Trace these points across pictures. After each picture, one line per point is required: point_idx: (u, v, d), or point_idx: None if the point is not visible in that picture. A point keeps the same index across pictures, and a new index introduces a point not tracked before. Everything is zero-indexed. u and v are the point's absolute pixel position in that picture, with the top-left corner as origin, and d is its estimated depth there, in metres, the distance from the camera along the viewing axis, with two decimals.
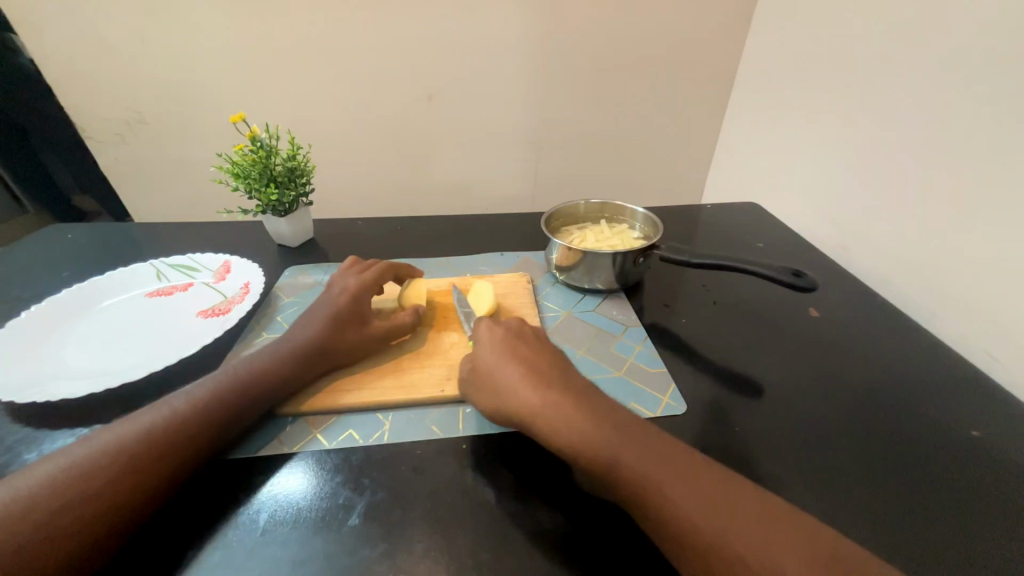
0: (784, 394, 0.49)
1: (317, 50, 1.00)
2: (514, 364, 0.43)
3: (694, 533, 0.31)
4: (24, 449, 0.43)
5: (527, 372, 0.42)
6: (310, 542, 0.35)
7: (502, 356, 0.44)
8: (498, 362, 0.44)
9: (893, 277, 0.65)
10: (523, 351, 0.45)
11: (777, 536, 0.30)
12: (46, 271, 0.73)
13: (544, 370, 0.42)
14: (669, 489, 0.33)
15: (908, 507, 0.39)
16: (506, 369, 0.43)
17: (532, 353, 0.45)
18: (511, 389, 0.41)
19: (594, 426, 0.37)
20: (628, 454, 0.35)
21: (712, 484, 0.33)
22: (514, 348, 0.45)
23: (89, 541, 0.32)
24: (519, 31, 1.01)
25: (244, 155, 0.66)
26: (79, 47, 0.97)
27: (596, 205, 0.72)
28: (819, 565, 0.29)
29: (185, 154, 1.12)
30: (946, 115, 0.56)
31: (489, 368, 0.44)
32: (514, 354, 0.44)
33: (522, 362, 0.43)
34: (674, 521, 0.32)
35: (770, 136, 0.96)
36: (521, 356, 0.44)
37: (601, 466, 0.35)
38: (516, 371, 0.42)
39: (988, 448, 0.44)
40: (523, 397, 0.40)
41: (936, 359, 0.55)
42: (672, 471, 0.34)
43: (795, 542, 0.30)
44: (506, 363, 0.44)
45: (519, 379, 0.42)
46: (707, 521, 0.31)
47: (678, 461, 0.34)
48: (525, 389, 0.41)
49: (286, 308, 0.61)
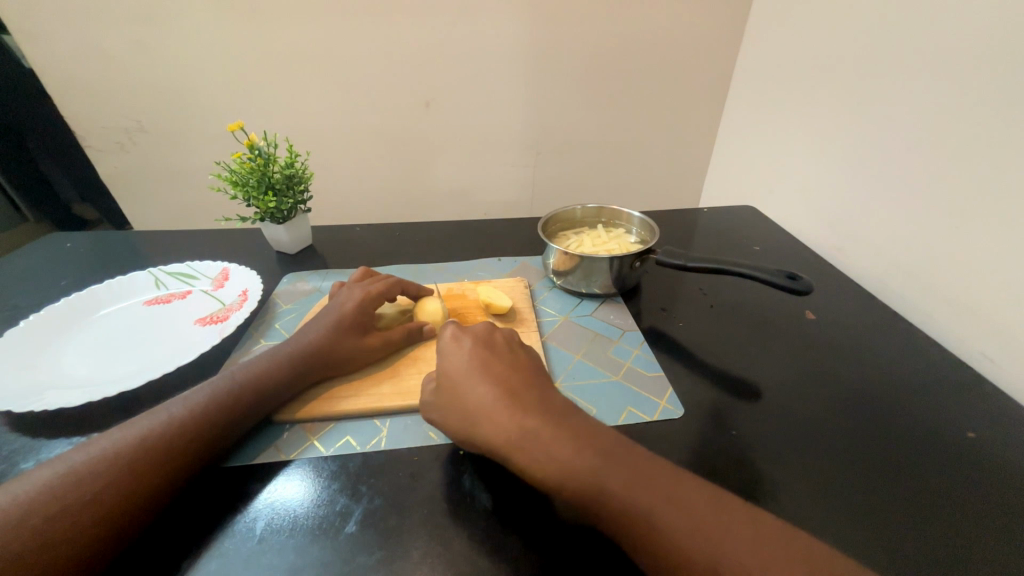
0: (782, 397, 0.49)
1: (316, 56, 1.00)
2: (487, 380, 0.41)
3: (689, 550, 0.30)
4: (20, 459, 0.42)
5: (500, 389, 0.40)
6: (306, 550, 0.35)
7: (472, 372, 0.42)
8: (469, 379, 0.42)
9: (887, 277, 0.66)
10: (495, 365, 0.43)
11: (773, 549, 0.30)
12: (46, 279, 0.73)
13: (519, 389, 0.40)
14: (658, 508, 0.32)
15: (905, 512, 0.38)
16: (476, 390, 0.41)
17: (505, 366, 0.43)
18: (483, 411, 0.39)
19: (576, 447, 0.35)
20: (616, 479, 0.33)
21: (707, 500, 0.33)
22: (483, 362, 0.43)
23: (89, 547, 0.32)
24: (516, 38, 1.02)
25: (242, 163, 0.66)
26: (80, 57, 0.97)
27: (593, 210, 0.73)
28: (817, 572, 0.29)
29: (184, 163, 1.13)
30: (942, 114, 0.57)
31: (457, 387, 0.42)
32: (486, 368, 0.42)
33: (494, 378, 0.41)
34: (668, 536, 0.31)
35: (766, 140, 0.97)
36: (494, 371, 0.42)
37: (587, 492, 0.33)
38: (489, 390, 0.40)
39: (984, 449, 0.44)
40: (497, 421, 0.38)
41: (933, 361, 0.55)
42: (666, 484, 0.33)
43: (789, 552, 0.30)
44: (477, 381, 0.41)
45: (491, 398, 0.40)
46: (702, 537, 0.31)
47: (672, 476, 0.34)
48: (497, 412, 0.39)
49: (284, 315, 0.61)
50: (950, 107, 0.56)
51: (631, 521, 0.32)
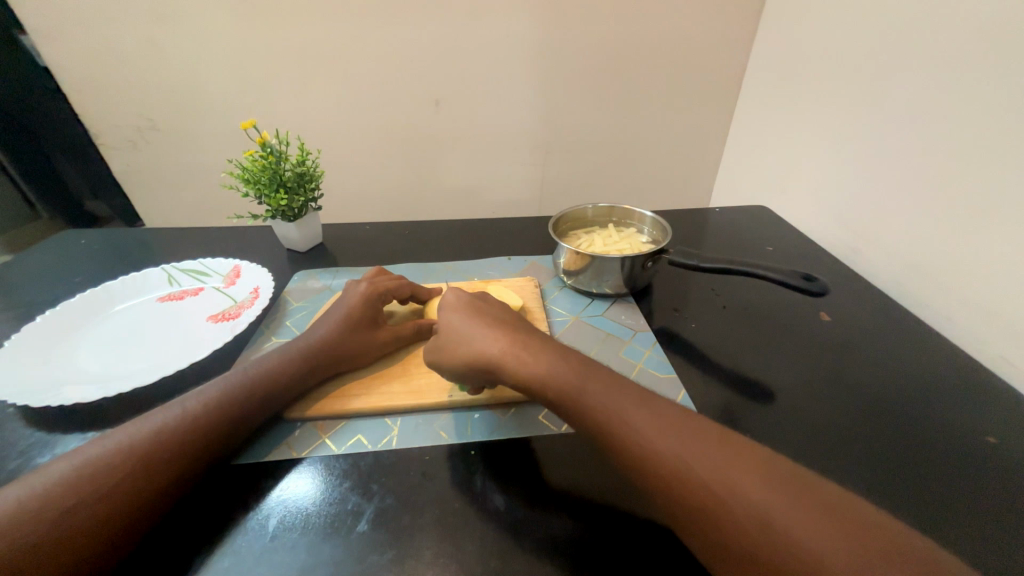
0: (796, 397, 0.49)
1: (324, 55, 1.00)
2: (479, 316, 0.46)
3: (679, 471, 0.32)
4: (35, 453, 0.43)
5: (492, 322, 0.45)
6: (319, 548, 0.35)
7: (465, 311, 0.47)
8: (463, 316, 0.47)
9: (904, 279, 0.64)
10: (485, 308, 0.48)
11: (737, 453, 0.32)
12: (60, 276, 0.74)
13: (507, 323, 0.46)
14: (645, 433, 0.34)
15: (925, 516, 0.38)
16: (470, 322, 0.46)
17: (494, 310, 0.48)
18: (475, 337, 0.44)
19: (566, 369, 0.39)
20: (593, 387, 0.38)
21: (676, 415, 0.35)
22: (474, 304, 0.48)
23: (103, 539, 0.32)
24: (522, 36, 1.01)
25: (254, 160, 0.66)
26: (94, 56, 0.98)
27: (604, 209, 0.72)
28: (788, 484, 0.30)
29: (195, 161, 1.14)
30: (958, 113, 0.56)
31: (455, 326, 0.46)
32: (477, 309, 0.48)
33: (485, 315, 0.47)
34: (637, 442, 0.34)
35: (778, 138, 0.96)
36: (485, 311, 0.47)
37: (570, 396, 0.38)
38: (480, 322, 0.45)
39: (1005, 454, 0.43)
40: (489, 343, 0.43)
41: (954, 364, 0.53)
42: (636, 400, 0.36)
43: (767, 476, 0.31)
44: (470, 317, 0.46)
45: (484, 328, 0.44)
46: (665, 441, 0.33)
47: (644, 396, 0.37)
48: (490, 336, 0.44)
49: (295, 312, 0.61)
50: (963, 105, 0.55)
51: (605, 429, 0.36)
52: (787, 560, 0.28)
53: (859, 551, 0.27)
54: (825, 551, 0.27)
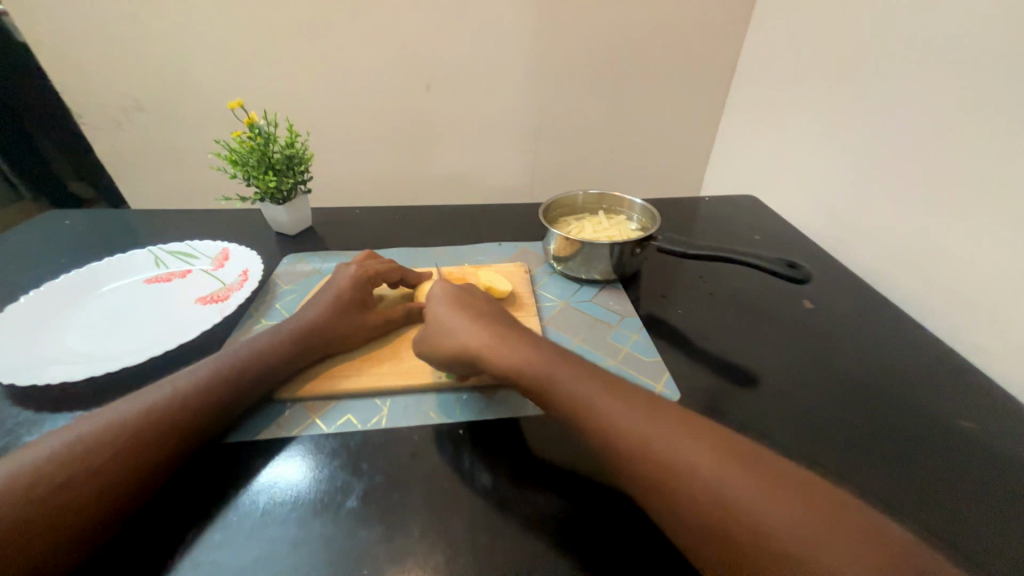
0: (776, 382, 0.50)
1: (313, 35, 0.98)
2: (463, 309, 0.47)
3: (653, 456, 0.33)
4: (23, 431, 0.43)
5: (475, 315, 0.46)
6: (309, 524, 0.36)
7: (450, 304, 0.48)
8: (447, 310, 0.48)
9: (885, 268, 0.66)
10: (470, 301, 0.49)
11: (700, 435, 0.34)
12: (44, 258, 0.72)
13: (489, 316, 0.47)
14: (620, 420, 0.35)
15: (893, 493, 0.39)
16: (454, 316, 0.47)
17: (478, 302, 0.49)
18: (459, 331, 0.45)
19: (543, 359, 0.40)
20: (566, 376, 0.39)
21: (644, 402, 0.37)
22: (459, 298, 0.49)
23: (94, 515, 0.33)
24: (516, 20, 1.00)
25: (242, 142, 0.65)
26: (74, 32, 0.95)
27: (594, 196, 0.72)
28: (749, 465, 0.32)
29: (182, 142, 1.12)
30: (943, 106, 0.57)
31: (441, 318, 0.47)
32: (461, 302, 0.48)
33: (469, 308, 0.48)
34: (607, 428, 0.35)
35: (769, 128, 0.96)
36: (469, 304, 0.48)
37: (545, 388, 0.39)
38: (464, 316, 0.46)
39: (971, 436, 0.45)
40: (472, 336, 0.44)
41: (928, 351, 0.55)
42: (605, 388, 0.38)
43: (730, 457, 0.32)
44: (454, 311, 0.47)
45: (467, 322, 0.45)
46: (633, 427, 0.35)
47: (614, 384, 0.38)
48: (472, 329, 0.45)
49: (284, 295, 0.61)
50: (948, 98, 0.56)
51: (577, 417, 0.37)
52: (748, 533, 0.29)
53: (814, 523, 0.29)
54: (783, 524, 0.29)
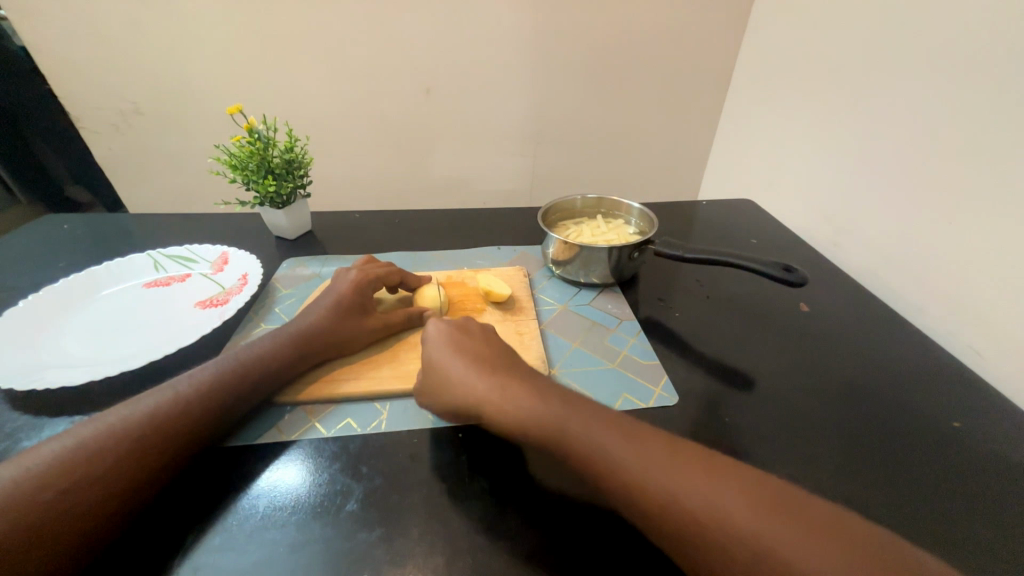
0: (773, 385, 0.51)
1: (313, 40, 0.99)
2: (460, 354, 0.45)
3: (680, 509, 0.32)
4: (22, 436, 0.43)
5: (473, 361, 0.44)
6: (308, 527, 0.36)
7: (446, 348, 0.46)
8: (444, 356, 0.45)
9: (881, 272, 0.66)
10: (466, 342, 0.46)
11: (721, 479, 0.33)
12: (42, 262, 0.72)
13: (487, 360, 0.44)
14: (639, 471, 0.33)
15: (890, 495, 0.40)
16: (451, 363, 0.44)
17: (475, 343, 0.46)
18: (460, 381, 0.42)
19: (548, 407, 0.39)
20: (574, 425, 0.37)
21: (660, 447, 0.35)
22: (455, 339, 0.47)
23: (95, 522, 0.33)
24: (515, 25, 1.01)
25: (242, 146, 0.65)
26: (74, 36, 0.96)
27: (593, 200, 0.73)
28: (775, 509, 0.31)
29: (181, 146, 1.12)
30: (937, 112, 0.57)
31: (437, 364, 0.45)
32: (457, 346, 0.46)
33: (467, 352, 0.45)
34: (624, 477, 0.34)
35: (766, 133, 0.97)
36: (466, 346, 0.46)
37: (555, 440, 0.37)
38: (461, 362, 0.44)
39: (965, 438, 0.45)
40: (474, 388, 0.41)
41: (923, 353, 0.56)
42: (617, 434, 0.36)
43: (753, 499, 0.31)
44: (452, 357, 0.45)
45: (466, 370, 0.43)
46: (651, 475, 0.33)
47: (627, 430, 0.36)
48: (472, 379, 0.42)
49: (284, 299, 0.61)
50: (942, 104, 0.57)
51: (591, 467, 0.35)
52: None
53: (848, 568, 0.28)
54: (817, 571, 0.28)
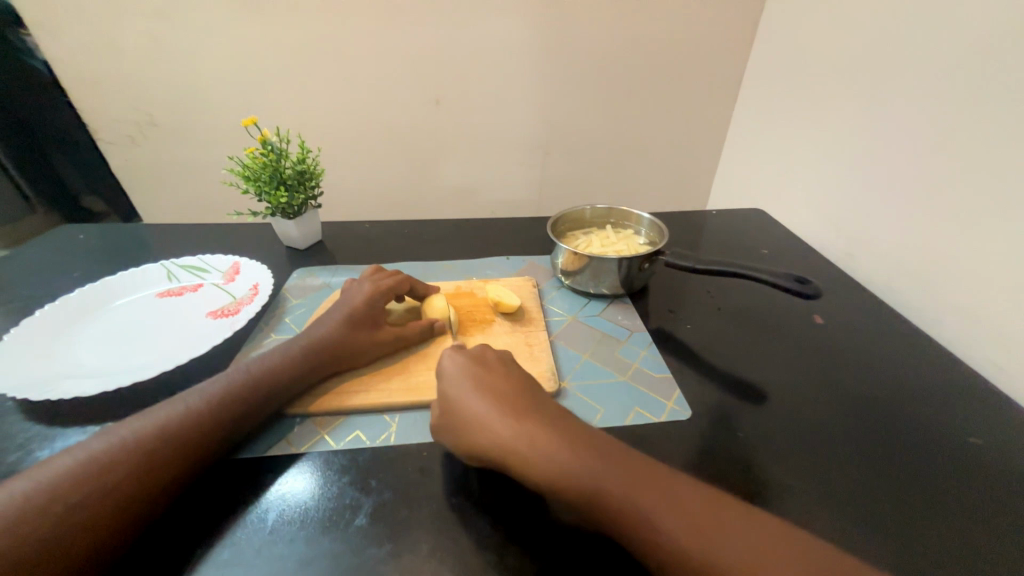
0: (788, 399, 0.50)
1: (325, 53, 1.01)
2: (481, 391, 0.41)
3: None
4: (34, 447, 0.43)
5: (496, 401, 0.40)
6: (317, 541, 0.35)
7: (466, 385, 0.42)
8: (464, 394, 0.41)
9: (895, 282, 0.65)
10: (487, 377, 0.43)
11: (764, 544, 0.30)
12: (58, 271, 0.74)
13: (511, 399, 0.40)
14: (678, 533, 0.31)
15: (911, 515, 0.39)
16: (473, 403, 0.40)
17: (497, 379, 0.43)
18: (483, 424, 0.39)
19: (581, 459, 0.35)
20: (607, 478, 0.34)
21: (699, 506, 0.32)
22: (475, 374, 0.43)
23: (106, 536, 0.33)
24: (524, 37, 1.02)
25: (255, 158, 0.66)
26: (94, 51, 0.98)
27: (602, 210, 0.73)
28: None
29: (194, 157, 1.14)
30: (951, 121, 0.57)
31: (457, 402, 0.41)
32: (478, 382, 0.42)
33: (489, 390, 0.41)
34: (661, 539, 0.31)
35: (775, 142, 0.97)
36: (487, 383, 0.42)
37: (586, 495, 0.33)
38: (483, 401, 0.40)
39: (988, 455, 0.44)
40: (499, 432, 0.38)
41: (941, 366, 0.55)
42: (653, 487, 0.33)
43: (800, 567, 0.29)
44: (473, 395, 0.41)
45: (489, 411, 0.39)
46: (691, 537, 0.31)
47: (663, 484, 0.34)
48: (496, 422, 0.38)
49: (294, 309, 0.61)
50: (955, 113, 0.56)
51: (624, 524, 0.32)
52: None
53: None
54: None
